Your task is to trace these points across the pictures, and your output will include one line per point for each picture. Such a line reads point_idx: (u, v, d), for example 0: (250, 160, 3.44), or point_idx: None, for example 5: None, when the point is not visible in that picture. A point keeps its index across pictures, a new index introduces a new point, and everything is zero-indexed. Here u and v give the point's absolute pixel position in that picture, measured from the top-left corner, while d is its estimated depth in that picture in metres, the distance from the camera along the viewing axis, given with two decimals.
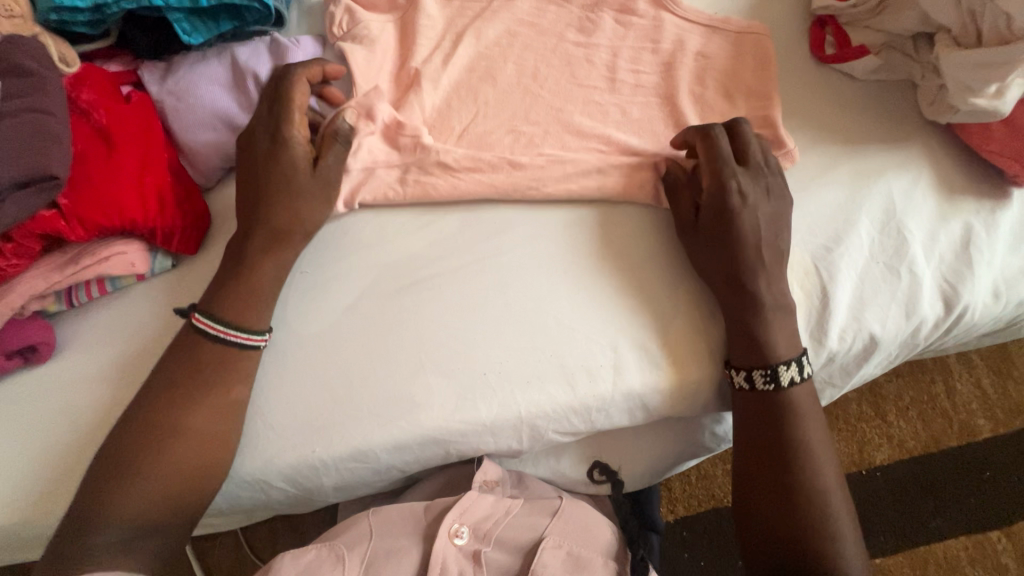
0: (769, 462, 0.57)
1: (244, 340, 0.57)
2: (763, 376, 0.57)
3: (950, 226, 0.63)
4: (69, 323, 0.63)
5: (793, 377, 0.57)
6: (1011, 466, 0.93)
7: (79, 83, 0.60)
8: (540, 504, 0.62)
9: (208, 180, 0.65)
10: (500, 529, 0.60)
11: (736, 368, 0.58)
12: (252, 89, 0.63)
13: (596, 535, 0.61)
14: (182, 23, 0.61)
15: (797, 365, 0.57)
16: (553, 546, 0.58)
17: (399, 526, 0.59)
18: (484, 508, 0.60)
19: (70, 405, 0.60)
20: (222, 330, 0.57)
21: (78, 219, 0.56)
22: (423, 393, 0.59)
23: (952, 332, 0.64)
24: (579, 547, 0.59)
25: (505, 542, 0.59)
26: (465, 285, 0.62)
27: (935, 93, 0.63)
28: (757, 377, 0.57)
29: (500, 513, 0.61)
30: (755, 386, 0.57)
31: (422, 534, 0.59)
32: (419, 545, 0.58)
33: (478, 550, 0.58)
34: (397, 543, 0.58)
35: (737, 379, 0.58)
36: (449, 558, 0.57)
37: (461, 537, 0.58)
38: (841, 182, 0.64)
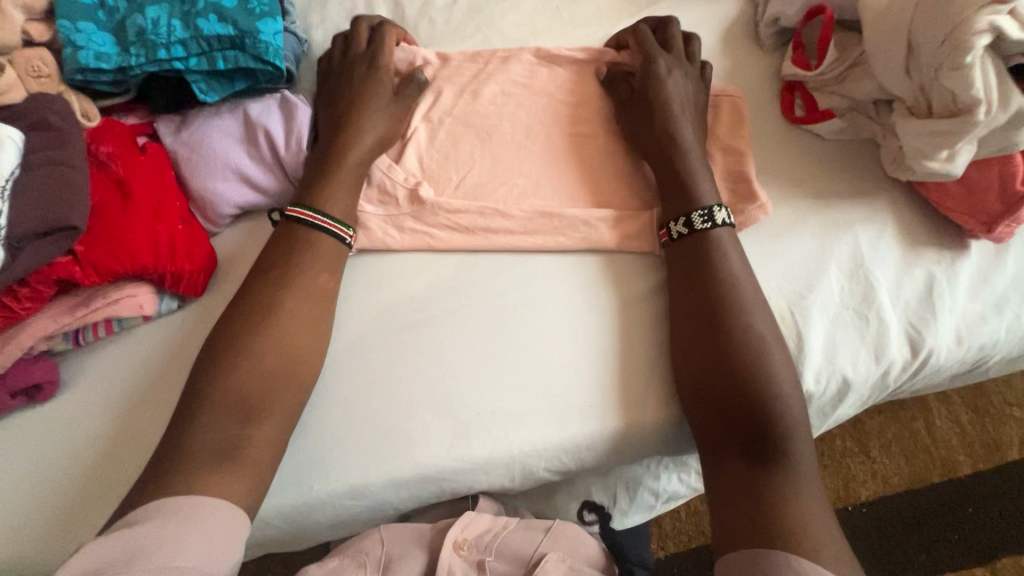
0: (743, 486, 0.56)
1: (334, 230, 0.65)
2: (701, 216, 0.64)
3: (914, 275, 0.68)
4: (72, 362, 0.65)
5: (725, 217, 0.65)
6: (992, 503, 0.96)
7: (98, 136, 0.64)
8: (536, 520, 0.64)
9: (217, 227, 0.69)
10: (500, 540, 0.61)
11: (674, 218, 0.66)
12: (263, 143, 0.67)
13: (587, 550, 0.62)
14: (200, 83, 0.65)
15: (724, 209, 0.65)
16: (556, 559, 0.59)
17: (408, 536, 0.61)
18: (484, 522, 0.62)
19: (71, 443, 0.61)
20: (315, 217, 0.64)
21: (92, 265, 0.59)
22: (419, 432, 0.61)
23: (919, 375, 0.68)
24: (576, 559, 0.60)
25: (506, 552, 0.60)
26: (461, 329, 0.65)
27: (896, 154, 0.68)
28: (695, 219, 0.64)
29: (500, 527, 0.62)
30: (692, 227, 0.64)
31: (428, 545, 0.61)
32: (425, 553, 0.60)
33: (481, 560, 0.59)
34: (408, 550, 0.60)
35: (677, 227, 0.65)
36: (455, 566, 0.59)
37: (465, 549, 0.60)
38: (812, 233, 0.69)
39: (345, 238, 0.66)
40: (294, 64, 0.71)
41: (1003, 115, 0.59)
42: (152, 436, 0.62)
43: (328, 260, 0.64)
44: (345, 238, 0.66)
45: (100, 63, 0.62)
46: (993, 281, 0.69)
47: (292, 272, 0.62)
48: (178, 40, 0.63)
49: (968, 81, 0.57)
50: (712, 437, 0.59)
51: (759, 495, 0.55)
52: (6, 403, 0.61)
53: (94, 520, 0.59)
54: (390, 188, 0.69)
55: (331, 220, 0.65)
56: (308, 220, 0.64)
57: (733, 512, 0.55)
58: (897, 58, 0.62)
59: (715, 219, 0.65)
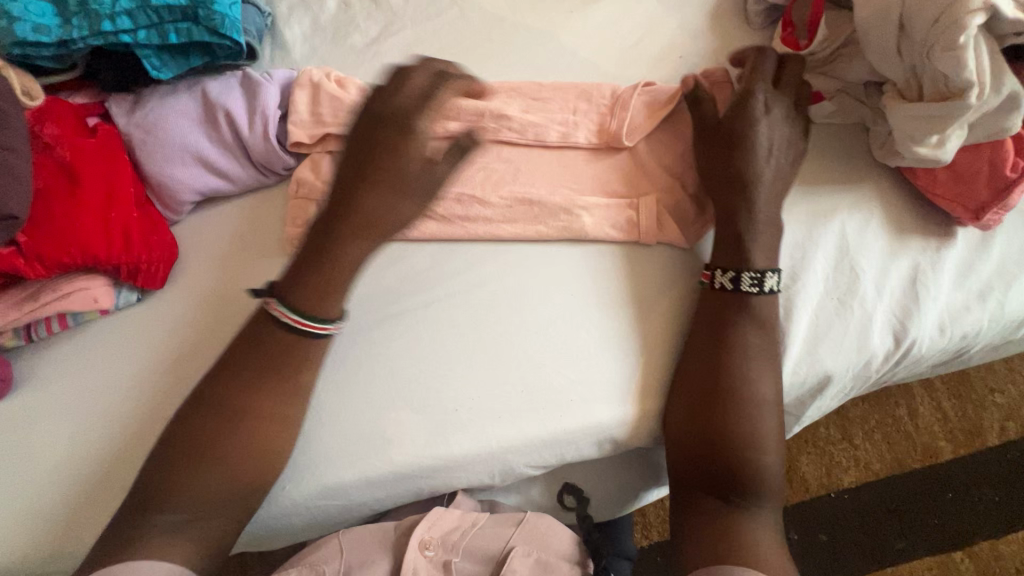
0: (712, 479, 0.57)
1: (321, 330, 0.57)
2: (751, 281, 0.61)
3: (899, 263, 0.67)
4: (27, 359, 0.62)
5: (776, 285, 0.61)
6: (969, 487, 0.97)
7: (42, 117, 0.59)
8: (504, 515, 0.62)
9: (178, 215, 0.65)
10: (468, 539, 0.60)
11: (723, 269, 0.62)
12: (223, 124, 0.63)
13: (558, 542, 0.61)
14: (151, 59, 0.61)
15: (777, 276, 0.61)
16: (522, 553, 0.59)
17: (370, 541, 0.60)
18: (451, 519, 0.60)
19: (26, 445, 0.59)
20: (300, 321, 0.57)
21: (37, 256, 0.56)
22: (394, 429, 0.60)
23: (902, 364, 0.67)
24: (544, 552, 0.60)
25: (474, 552, 0.59)
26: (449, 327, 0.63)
27: (885, 138, 0.67)
28: (744, 279, 0.61)
29: (467, 524, 0.61)
30: (738, 287, 0.61)
31: (391, 548, 0.60)
32: (390, 557, 0.59)
33: (448, 560, 0.59)
34: (369, 556, 0.59)
35: (721, 279, 0.61)
36: (420, 568, 0.57)
37: (431, 549, 0.58)
38: (799, 221, 0.67)
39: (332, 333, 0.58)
40: (256, 39, 0.66)
41: (995, 99, 0.57)
42: (114, 437, 0.59)
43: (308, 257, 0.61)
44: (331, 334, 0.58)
45: (39, 35, 0.57)
46: (977, 269, 0.68)
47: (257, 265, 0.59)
48: (123, 10, 0.58)
49: (961, 65, 0.55)
50: (690, 431, 0.58)
51: (722, 483, 0.57)
52: None
53: (54, 523, 0.57)
54: None
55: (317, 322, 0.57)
56: (290, 321, 0.57)
57: (700, 501, 0.58)
58: (888, 38, 0.59)
59: (765, 286, 0.61)
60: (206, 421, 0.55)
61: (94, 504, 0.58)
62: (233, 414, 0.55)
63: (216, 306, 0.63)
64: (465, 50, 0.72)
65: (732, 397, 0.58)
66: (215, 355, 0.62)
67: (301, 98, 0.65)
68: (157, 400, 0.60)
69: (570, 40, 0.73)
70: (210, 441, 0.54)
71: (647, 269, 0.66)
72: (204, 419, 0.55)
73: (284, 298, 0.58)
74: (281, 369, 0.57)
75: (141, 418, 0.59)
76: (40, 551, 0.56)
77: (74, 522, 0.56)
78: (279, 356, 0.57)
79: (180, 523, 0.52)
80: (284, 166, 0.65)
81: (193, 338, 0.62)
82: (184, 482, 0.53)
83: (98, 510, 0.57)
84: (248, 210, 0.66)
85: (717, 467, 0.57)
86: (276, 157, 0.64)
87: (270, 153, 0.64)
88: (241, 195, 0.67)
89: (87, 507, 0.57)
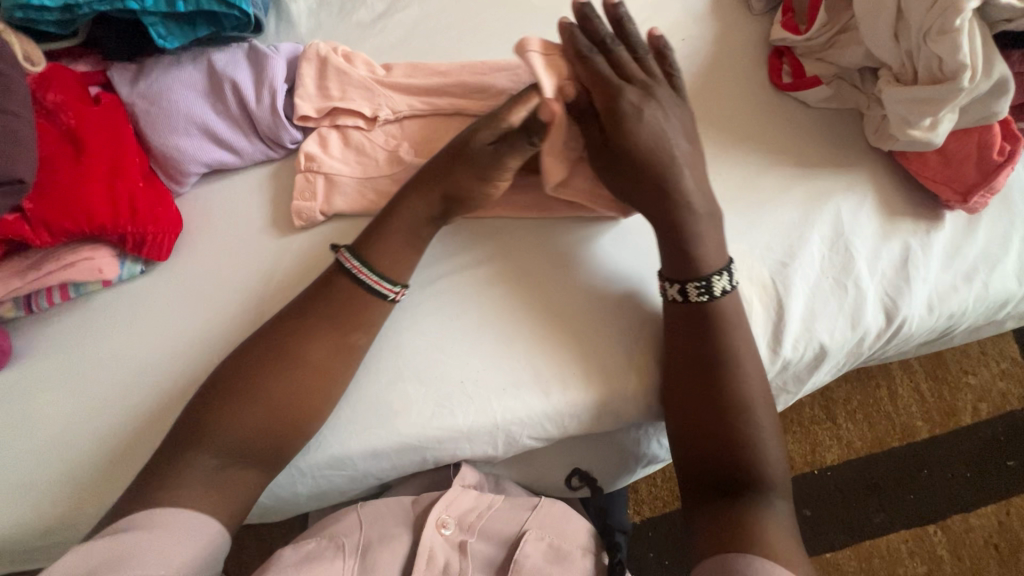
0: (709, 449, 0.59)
1: (380, 287, 0.60)
2: (699, 289, 0.60)
3: (891, 245, 0.69)
4: (28, 329, 0.62)
5: (725, 285, 0.61)
6: (945, 464, 1.01)
7: (45, 83, 0.59)
8: (521, 499, 0.64)
9: (181, 187, 0.64)
10: (484, 521, 0.61)
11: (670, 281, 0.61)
12: (229, 96, 0.63)
13: (574, 530, 0.62)
14: (157, 27, 0.60)
15: (725, 277, 0.61)
16: (535, 537, 0.60)
17: (391, 518, 0.61)
18: (468, 500, 0.62)
19: (29, 414, 0.59)
20: (360, 268, 0.60)
21: (42, 223, 0.55)
22: (400, 401, 0.61)
23: (892, 342, 0.70)
24: (558, 539, 0.61)
25: (489, 533, 0.61)
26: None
27: (879, 123, 0.69)
28: (691, 290, 0.61)
29: (483, 506, 0.62)
30: (688, 298, 0.61)
31: (411, 524, 0.61)
32: (409, 534, 0.60)
33: (464, 540, 0.60)
34: (389, 531, 0.60)
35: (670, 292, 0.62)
36: (437, 547, 0.58)
37: (447, 527, 0.60)
38: (796, 202, 0.69)
39: (389, 296, 0.61)
40: (262, 11, 0.66)
41: (987, 84, 0.60)
42: (117, 408, 0.59)
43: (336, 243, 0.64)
44: (388, 295, 0.61)
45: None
46: (964, 251, 0.70)
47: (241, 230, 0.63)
48: None
49: (955, 48, 0.57)
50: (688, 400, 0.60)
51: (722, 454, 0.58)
52: None
53: (61, 490, 0.57)
54: (366, 151, 0.65)
55: (376, 275, 0.60)
56: (365, 280, 0.60)
57: (694, 472, 0.59)
58: (885, 22, 0.61)
59: (713, 291, 0.60)
60: (220, 393, 0.56)
61: (98, 474, 0.58)
62: (226, 390, 0.56)
63: (218, 280, 0.63)
64: (471, 28, 0.72)
65: (725, 370, 0.60)
66: (221, 327, 0.62)
67: (309, 72, 0.65)
68: (163, 372, 0.60)
69: None
70: (221, 411, 0.55)
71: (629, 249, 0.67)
72: (203, 395, 0.56)
73: (357, 252, 0.61)
74: (273, 342, 0.58)
75: (146, 389, 0.60)
76: (44, 518, 0.57)
77: (79, 491, 0.57)
78: (292, 325, 0.59)
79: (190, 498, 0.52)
80: (291, 140, 0.65)
81: (199, 312, 0.62)
82: (182, 457, 0.53)
83: (102, 479, 0.58)
84: (253, 183, 0.66)
85: (709, 438, 0.58)
86: (282, 130, 0.64)
87: (276, 125, 0.63)
88: (245, 168, 0.66)
89: (94, 475, 0.58)
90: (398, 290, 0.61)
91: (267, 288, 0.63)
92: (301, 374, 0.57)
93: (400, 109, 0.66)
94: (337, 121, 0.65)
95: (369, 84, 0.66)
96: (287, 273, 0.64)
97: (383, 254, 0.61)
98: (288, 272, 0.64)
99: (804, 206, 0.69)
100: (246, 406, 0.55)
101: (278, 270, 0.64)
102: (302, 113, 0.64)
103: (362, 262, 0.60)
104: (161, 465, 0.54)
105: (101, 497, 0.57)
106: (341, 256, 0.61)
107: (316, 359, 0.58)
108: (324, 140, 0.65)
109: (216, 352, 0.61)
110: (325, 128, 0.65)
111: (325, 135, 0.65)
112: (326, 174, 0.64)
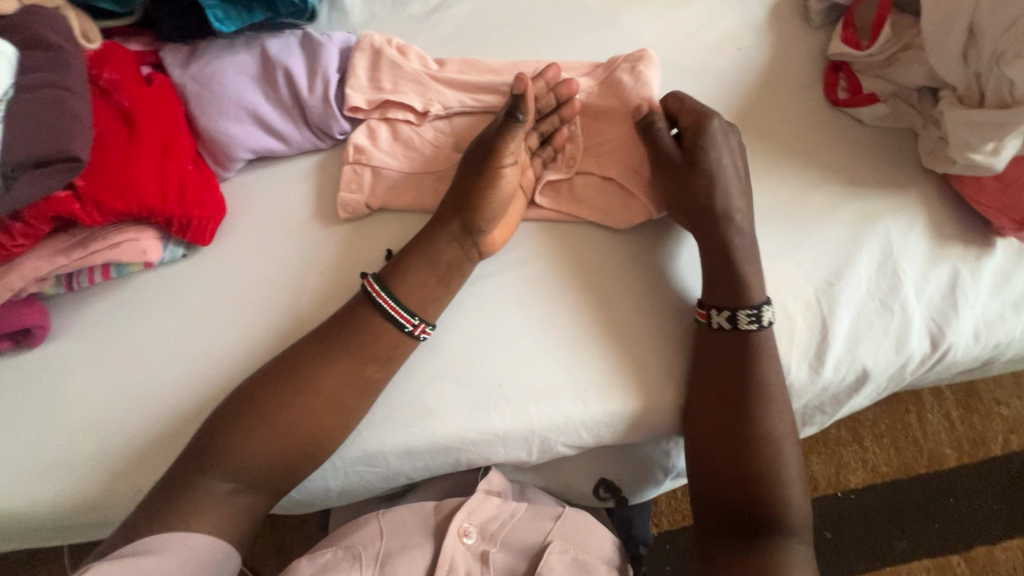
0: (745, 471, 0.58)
1: (399, 318, 0.59)
2: (750, 317, 0.60)
3: (939, 270, 0.67)
4: (65, 306, 0.62)
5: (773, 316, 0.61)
6: (971, 493, 1.00)
7: (100, 60, 0.58)
8: (541, 509, 0.63)
9: (227, 171, 0.64)
10: (506, 530, 0.60)
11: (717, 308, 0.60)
12: (281, 83, 0.62)
13: (599, 544, 0.61)
14: (214, 10, 0.60)
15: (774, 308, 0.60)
16: (558, 550, 0.58)
17: (411, 525, 0.60)
18: (490, 508, 0.61)
19: (62, 393, 0.59)
20: (379, 295, 0.59)
21: (93, 202, 0.55)
22: (437, 400, 0.60)
23: (934, 369, 0.68)
24: (583, 552, 0.59)
25: (511, 543, 0.60)
26: (427, 333, 0.60)
27: (935, 144, 0.67)
28: (741, 317, 0.59)
29: (505, 514, 0.61)
30: (736, 326, 0.59)
31: (433, 532, 0.60)
32: (430, 542, 0.59)
33: (485, 550, 0.59)
34: (409, 539, 0.58)
35: (718, 319, 0.60)
36: (458, 556, 0.57)
37: (469, 536, 0.59)
38: (845, 221, 0.68)
39: (406, 327, 0.60)
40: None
41: None
42: (150, 392, 0.59)
43: (376, 237, 0.64)
44: (409, 328, 0.60)
45: None
46: (1015, 280, 0.68)
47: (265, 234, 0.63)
48: None
49: None
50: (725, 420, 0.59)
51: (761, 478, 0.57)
52: None
53: (91, 471, 0.57)
54: (412, 144, 0.65)
55: (397, 305, 0.59)
56: (386, 308, 0.59)
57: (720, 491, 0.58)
58: (954, 42, 0.61)
59: (762, 320, 0.60)
60: (261, 391, 0.56)
61: (127, 458, 0.57)
62: (219, 436, 0.55)
63: (258, 270, 0.63)
64: (526, 27, 0.71)
65: (767, 387, 0.59)
66: (257, 318, 0.61)
67: (361, 63, 0.65)
68: (202, 358, 0.60)
69: (629, 22, 0.73)
70: (260, 408, 0.56)
71: (664, 254, 0.66)
72: (208, 422, 0.56)
73: (381, 279, 0.60)
74: (274, 388, 0.56)
75: (185, 374, 0.60)
76: (78, 498, 0.56)
77: (110, 473, 0.57)
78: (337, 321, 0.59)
79: (222, 493, 0.54)
80: (340, 131, 0.64)
81: (239, 301, 0.62)
82: (223, 454, 0.54)
83: (132, 463, 0.57)
84: (300, 172, 0.66)
85: (741, 456, 0.58)
86: (333, 121, 0.63)
87: (326, 115, 0.63)
88: (292, 157, 0.66)
89: (124, 458, 0.57)
90: (415, 322, 0.60)
91: (305, 281, 0.63)
92: (300, 425, 0.56)
93: (452, 105, 0.65)
94: (387, 114, 0.65)
95: (422, 78, 0.65)
96: (328, 265, 0.63)
97: (418, 267, 0.61)
98: (330, 264, 0.63)
99: (852, 224, 0.68)
100: (240, 447, 0.54)
101: (319, 263, 0.63)
102: (354, 103, 0.63)
103: (386, 287, 0.60)
104: (202, 459, 0.54)
105: (130, 480, 0.57)
106: (367, 283, 0.60)
107: (327, 409, 0.57)
108: (373, 132, 0.64)
109: (252, 339, 0.61)
110: (374, 120, 0.65)
111: (372, 127, 0.65)
112: (374, 167, 0.64)
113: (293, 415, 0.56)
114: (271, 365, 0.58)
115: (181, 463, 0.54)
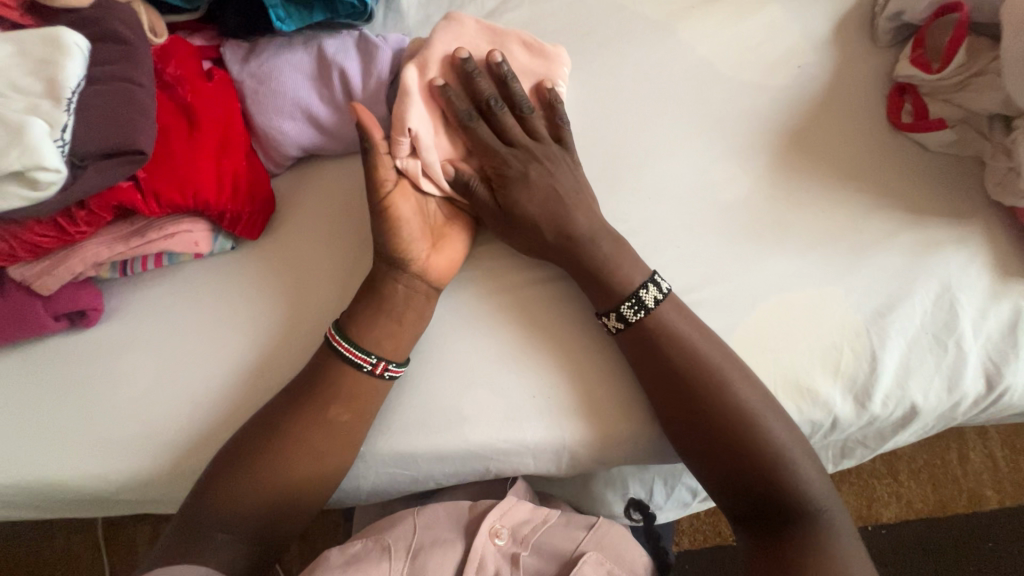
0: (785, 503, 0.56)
1: (355, 358, 0.58)
2: (631, 308, 0.58)
3: (1000, 307, 0.64)
4: (118, 290, 0.64)
5: (655, 296, 0.59)
6: (1014, 539, 0.95)
7: (165, 56, 0.60)
8: (577, 517, 0.62)
9: (277, 167, 0.66)
10: (538, 535, 0.60)
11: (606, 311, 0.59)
12: (335, 83, 0.63)
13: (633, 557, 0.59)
14: (277, 9, 0.61)
15: (653, 287, 0.59)
16: (593, 561, 0.57)
17: (441, 523, 0.60)
18: (523, 513, 0.61)
19: (110, 374, 0.61)
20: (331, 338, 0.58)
21: (153, 193, 0.56)
22: (471, 408, 0.60)
23: (987, 410, 0.65)
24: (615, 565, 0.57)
25: (544, 549, 0.59)
26: (390, 369, 0.59)
27: (1003, 175, 0.64)
28: (627, 312, 0.58)
29: (538, 520, 0.61)
30: (628, 324, 0.58)
31: (464, 532, 0.60)
32: (462, 541, 0.59)
33: (516, 553, 0.58)
34: (442, 536, 0.58)
35: (613, 322, 0.59)
36: (488, 554, 0.57)
37: (501, 538, 0.58)
38: (900, 249, 0.65)
39: (365, 365, 0.58)
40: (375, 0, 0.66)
41: None
42: (192, 379, 0.60)
43: None
44: (365, 367, 0.58)
45: None
46: None
47: (309, 232, 0.65)
48: None
49: None
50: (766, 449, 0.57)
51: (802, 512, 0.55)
52: (49, 326, 0.60)
53: (133, 452, 0.59)
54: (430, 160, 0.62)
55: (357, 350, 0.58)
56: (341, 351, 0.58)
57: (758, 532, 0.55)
58: None
59: (647, 305, 0.59)
60: (299, 393, 0.58)
61: (168, 441, 0.59)
62: (258, 437, 0.56)
63: (301, 266, 0.64)
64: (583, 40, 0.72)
65: None
66: (296, 313, 0.62)
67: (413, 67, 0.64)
68: (241, 349, 0.61)
69: (686, 36, 0.72)
70: (297, 409, 0.57)
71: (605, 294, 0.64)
72: (250, 423, 0.57)
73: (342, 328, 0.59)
74: (304, 394, 0.57)
75: (224, 362, 0.61)
76: (118, 477, 0.58)
77: (150, 454, 0.59)
78: (358, 335, 0.59)
79: (257, 488, 0.55)
80: None
81: (280, 296, 0.63)
82: (261, 452, 0.55)
83: (172, 446, 0.59)
84: (346, 172, 0.66)
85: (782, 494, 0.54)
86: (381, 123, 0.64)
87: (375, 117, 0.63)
88: (340, 156, 0.67)
89: (165, 442, 0.59)
90: (374, 360, 0.58)
91: (345, 280, 0.63)
92: (333, 427, 0.57)
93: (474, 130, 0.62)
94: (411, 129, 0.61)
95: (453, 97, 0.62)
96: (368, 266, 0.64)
97: (371, 310, 0.60)
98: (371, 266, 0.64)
99: (909, 253, 0.65)
100: (277, 447, 0.56)
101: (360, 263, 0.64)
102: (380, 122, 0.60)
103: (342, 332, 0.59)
104: (241, 456, 0.55)
105: (169, 463, 0.59)
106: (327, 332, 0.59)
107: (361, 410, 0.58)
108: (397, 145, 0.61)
109: (291, 334, 0.62)
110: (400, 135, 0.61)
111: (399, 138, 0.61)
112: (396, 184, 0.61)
113: (328, 418, 0.57)
114: (306, 369, 0.59)
115: (221, 459, 0.56)
